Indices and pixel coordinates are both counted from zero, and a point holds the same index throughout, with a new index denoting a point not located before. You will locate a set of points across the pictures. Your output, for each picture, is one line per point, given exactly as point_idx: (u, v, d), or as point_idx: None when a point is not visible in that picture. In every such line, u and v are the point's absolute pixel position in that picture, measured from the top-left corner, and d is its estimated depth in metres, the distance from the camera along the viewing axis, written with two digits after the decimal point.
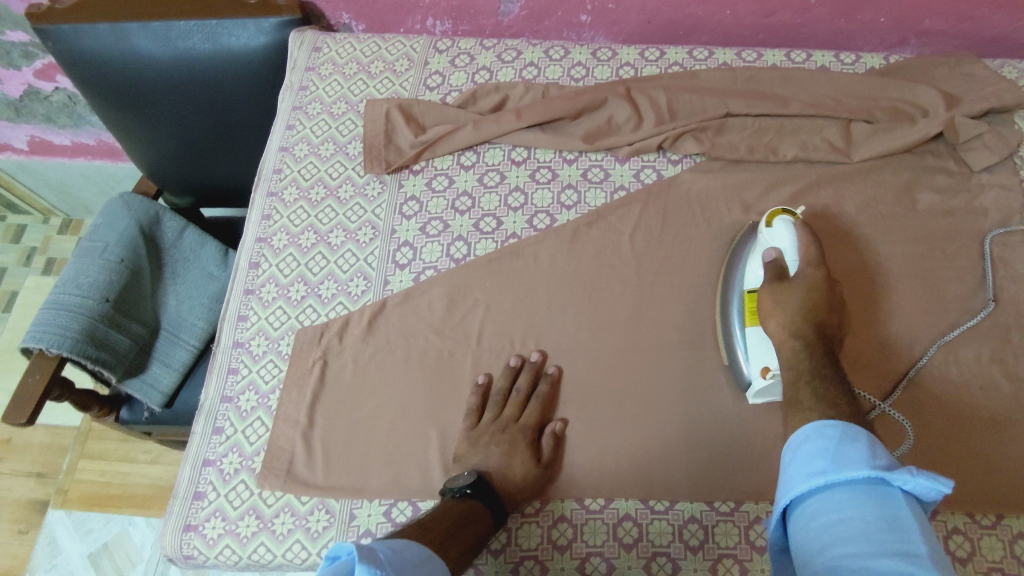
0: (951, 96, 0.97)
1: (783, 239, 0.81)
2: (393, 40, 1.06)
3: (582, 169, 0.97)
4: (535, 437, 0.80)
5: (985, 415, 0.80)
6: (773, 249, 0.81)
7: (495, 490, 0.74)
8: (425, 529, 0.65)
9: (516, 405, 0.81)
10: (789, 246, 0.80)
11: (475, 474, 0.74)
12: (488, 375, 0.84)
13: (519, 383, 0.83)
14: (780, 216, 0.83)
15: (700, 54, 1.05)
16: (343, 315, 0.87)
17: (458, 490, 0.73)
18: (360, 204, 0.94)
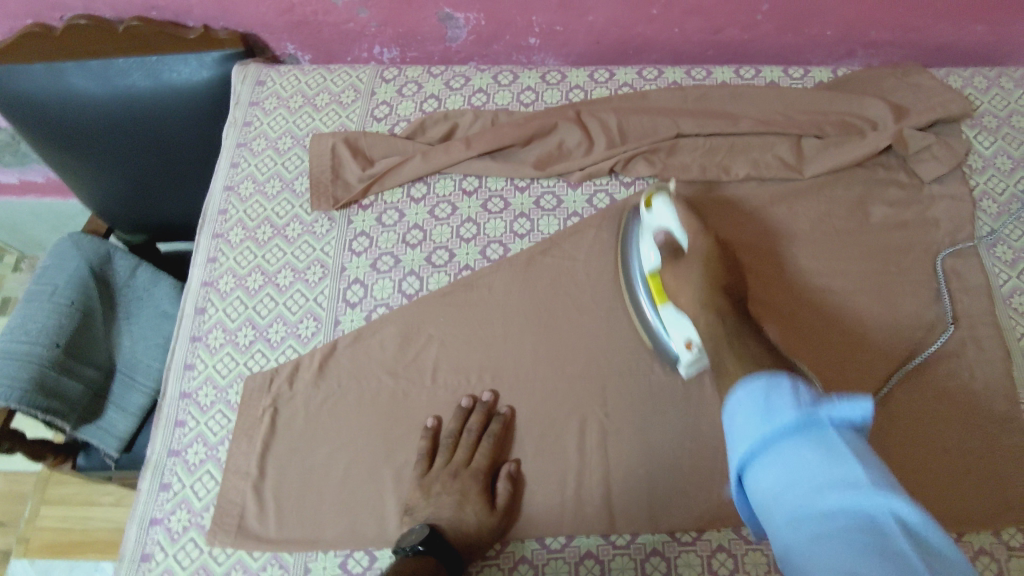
0: (899, 108, 0.97)
1: (665, 217, 0.81)
2: (338, 71, 1.04)
3: (534, 197, 0.95)
4: (489, 481, 0.77)
5: (944, 433, 0.80)
6: (660, 230, 0.82)
7: (450, 542, 0.72)
8: None
9: (467, 446, 0.79)
10: (673, 224, 0.80)
11: (428, 528, 0.72)
12: (436, 418, 0.81)
13: (469, 423, 0.80)
14: (657, 195, 0.83)
15: (650, 74, 1.04)
16: (293, 359, 0.85)
17: (411, 548, 0.70)
18: (309, 242, 0.92)
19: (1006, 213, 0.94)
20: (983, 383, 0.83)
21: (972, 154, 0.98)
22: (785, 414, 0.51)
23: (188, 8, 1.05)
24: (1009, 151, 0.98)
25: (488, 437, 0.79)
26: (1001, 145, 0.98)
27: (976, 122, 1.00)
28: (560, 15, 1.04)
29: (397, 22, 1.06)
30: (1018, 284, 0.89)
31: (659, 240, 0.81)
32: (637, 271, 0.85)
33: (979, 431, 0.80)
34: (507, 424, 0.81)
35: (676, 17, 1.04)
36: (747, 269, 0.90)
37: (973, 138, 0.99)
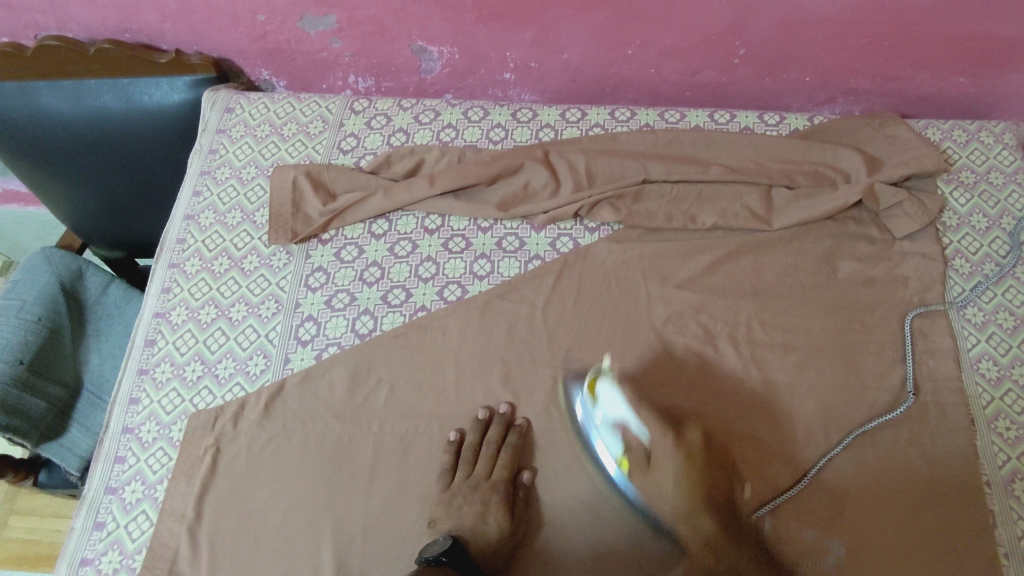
0: (873, 161, 0.95)
1: (617, 407, 0.79)
2: (308, 101, 1.03)
3: (496, 238, 0.94)
4: (509, 491, 0.78)
5: (901, 502, 0.77)
6: (617, 421, 0.78)
7: (470, 553, 0.72)
8: None
9: (488, 460, 0.79)
10: (628, 413, 0.78)
11: (451, 540, 0.71)
12: (459, 431, 0.82)
13: (488, 435, 0.81)
14: (599, 384, 0.80)
15: (623, 115, 1.03)
16: (239, 397, 0.83)
17: (433, 558, 0.69)
18: (265, 275, 0.91)
19: (979, 273, 0.91)
20: (945, 451, 0.80)
21: (947, 211, 0.96)
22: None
23: (161, 32, 1.04)
24: (985, 209, 0.95)
25: (507, 447, 0.80)
26: (977, 202, 0.96)
27: (952, 178, 0.98)
28: (534, 52, 1.03)
29: (370, 53, 1.06)
30: (987, 348, 0.87)
31: (620, 430, 0.78)
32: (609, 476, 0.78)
33: (937, 502, 0.77)
34: (524, 434, 0.82)
35: (651, 58, 1.03)
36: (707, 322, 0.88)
37: (948, 194, 0.97)
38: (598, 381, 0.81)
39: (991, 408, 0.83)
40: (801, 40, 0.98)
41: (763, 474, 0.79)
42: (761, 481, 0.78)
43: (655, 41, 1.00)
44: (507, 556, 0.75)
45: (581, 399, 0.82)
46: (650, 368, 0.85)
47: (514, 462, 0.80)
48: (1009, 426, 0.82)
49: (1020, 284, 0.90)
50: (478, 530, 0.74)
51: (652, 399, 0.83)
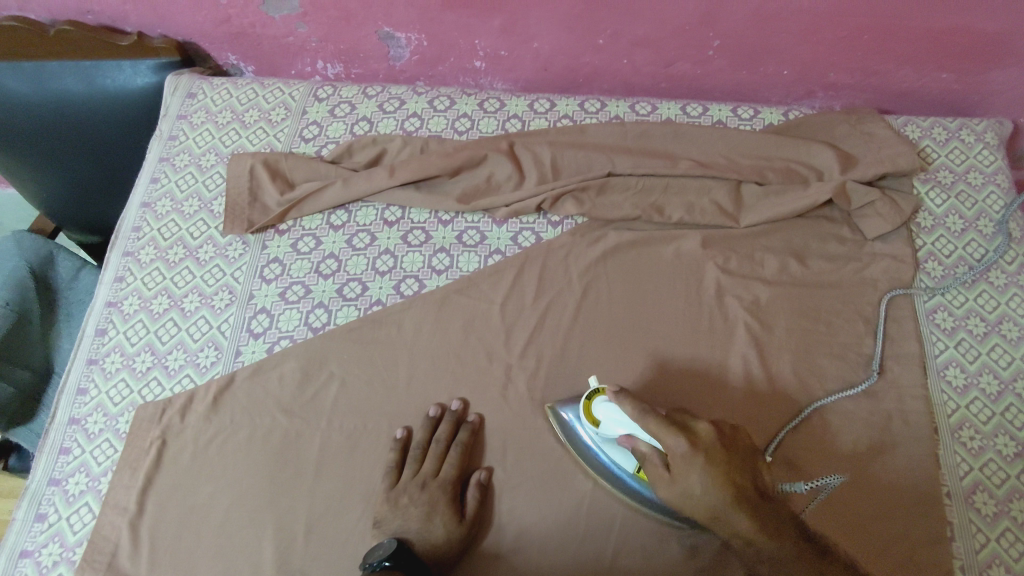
0: (847, 158, 0.92)
1: (619, 424, 0.73)
2: (271, 87, 1.01)
3: (457, 231, 0.92)
4: (458, 491, 0.77)
5: (861, 509, 0.75)
6: (619, 440, 0.73)
7: (416, 556, 0.70)
8: None
9: (435, 458, 0.78)
10: (629, 425, 0.72)
11: (396, 543, 0.70)
12: (406, 428, 0.80)
13: (438, 432, 0.79)
14: (596, 407, 0.75)
15: (592, 107, 1.00)
16: (188, 390, 0.82)
17: (377, 564, 0.68)
18: (220, 266, 0.89)
19: (952, 276, 0.89)
20: (905, 460, 0.78)
21: (921, 212, 0.93)
22: None
23: (124, 14, 1.02)
24: (962, 210, 0.93)
25: (456, 446, 0.78)
26: (953, 203, 0.93)
27: (929, 177, 0.95)
28: (503, 40, 1.00)
29: (337, 39, 1.03)
30: (956, 354, 0.84)
31: (627, 448, 0.72)
32: (624, 482, 0.75)
33: (893, 512, 0.75)
34: (475, 431, 0.80)
35: (624, 48, 1.00)
36: (666, 318, 0.86)
37: (924, 194, 0.94)
38: (595, 403, 0.75)
39: (955, 416, 0.81)
40: (776, 32, 0.95)
41: None
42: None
43: (627, 30, 0.97)
44: (457, 556, 0.74)
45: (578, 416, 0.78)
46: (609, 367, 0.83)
47: (464, 461, 0.78)
48: (973, 435, 0.80)
49: (993, 290, 0.88)
50: (421, 534, 0.73)
51: None
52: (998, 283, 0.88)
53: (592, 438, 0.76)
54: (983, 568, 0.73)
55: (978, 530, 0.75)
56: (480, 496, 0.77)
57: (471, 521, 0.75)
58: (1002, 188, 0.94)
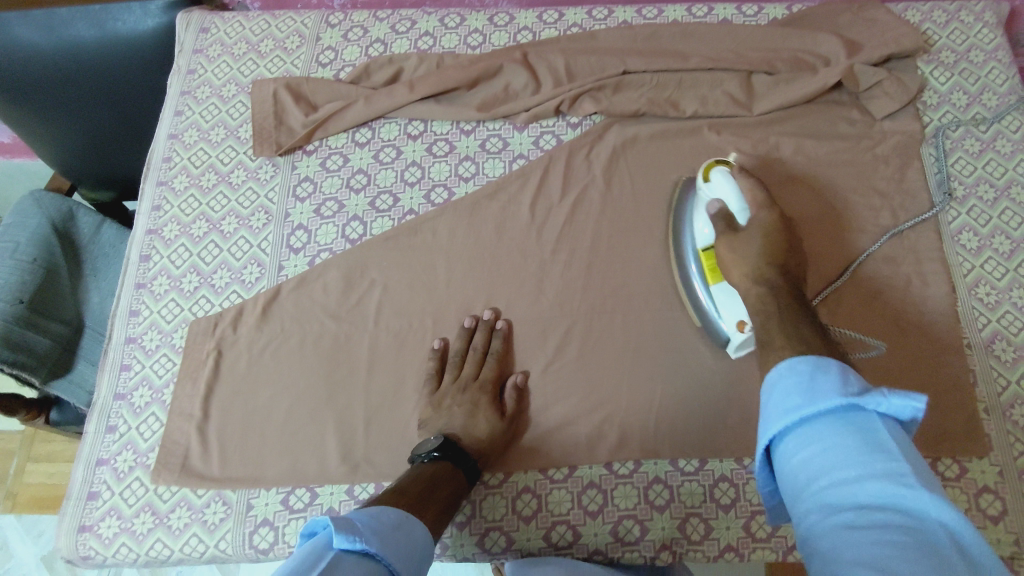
0: (852, 44, 0.95)
1: (724, 190, 0.79)
2: (282, 17, 1.03)
3: (480, 140, 0.95)
4: (497, 392, 0.81)
5: (893, 365, 0.80)
6: (716, 201, 0.80)
7: (464, 448, 0.75)
8: (401, 495, 0.65)
9: (475, 362, 0.82)
10: (732, 194, 0.78)
11: (442, 437, 0.74)
12: (443, 340, 0.84)
13: (475, 341, 0.83)
14: (716, 168, 0.81)
15: (600, 14, 1.02)
16: (237, 304, 0.86)
17: (427, 455, 0.73)
18: (253, 188, 0.92)
19: (961, 148, 0.92)
20: (926, 318, 0.83)
21: (927, 91, 0.96)
22: (830, 393, 0.52)
23: None
24: (966, 86, 0.96)
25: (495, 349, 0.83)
26: (958, 81, 0.96)
27: (932, 58, 0.98)
28: None
29: None
30: (968, 220, 0.88)
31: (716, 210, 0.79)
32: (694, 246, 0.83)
33: (925, 365, 0.80)
34: (508, 336, 0.84)
35: None
36: None
37: (928, 74, 0.97)
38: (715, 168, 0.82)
39: (972, 275, 0.85)
40: None
41: None
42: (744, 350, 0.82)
43: None
44: (499, 451, 0.78)
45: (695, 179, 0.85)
46: (636, 255, 0.87)
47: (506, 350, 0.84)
48: (989, 290, 0.84)
49: (1002, 157, 0.91)
50: (467, 428, 0.76)
51: (638, 286, 0.86)
52: (1006, 150, 0.91)
53: (695, 211, 0.83)
54: (1006, 408, 0.78)
55: (998, 375, 0.80)
56: (517, 396, 0.81)
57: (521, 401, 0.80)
58: (1003, 64, 0.97)
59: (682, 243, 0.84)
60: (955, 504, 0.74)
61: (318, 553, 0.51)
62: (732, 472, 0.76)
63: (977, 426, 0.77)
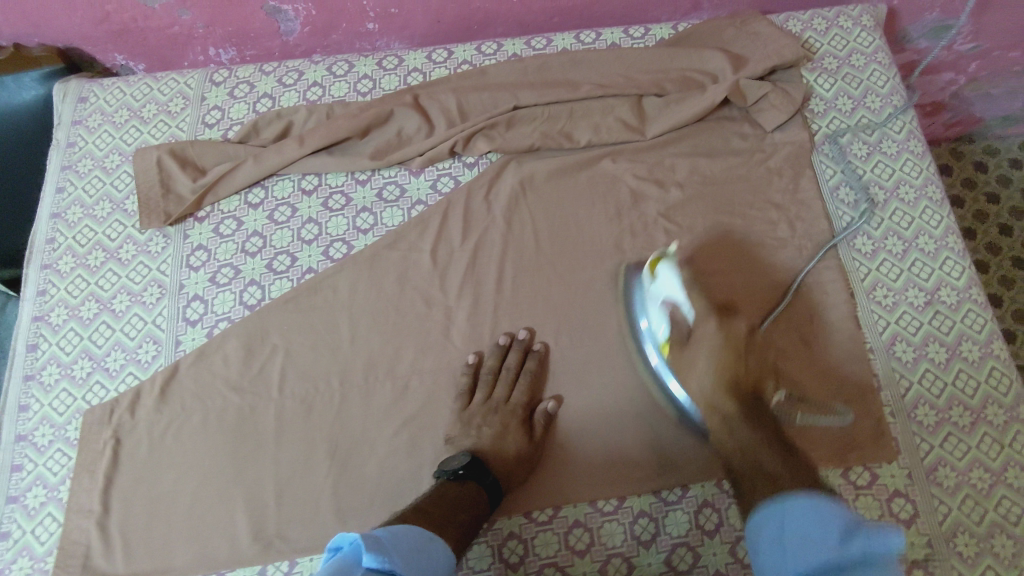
0: (738, 58, 0.96)
1: (671, 288, 0.78)
2: (164, 79, 0.99)
3: (376, 188, 0.93)
4: (526, 413, 0.81)
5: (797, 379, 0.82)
6: (666, 300, 0.78)
7: (488, 466, 0.75)
8: (424, 515, 0.66)
9: (507, 383, 0.82)
10: (676, 290, 0.77)
11: (469, 455, 0.75)
12: (478, 355, 0.84)
13: (509, 360, 0.83)
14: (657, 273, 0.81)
15: (489, 49, 1.01)
16: (134, 387, 0.82)
17: (453, 473, 0.73)
18: (144, 262, 0.89)
19: (849, 153, 0.94)
20: (828, 327, 0.85)
21: (813, 99, 0.98)
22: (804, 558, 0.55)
23: None
24: (850, 91, 0.98)
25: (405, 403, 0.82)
26: (842, 86, 0.98)
27: (816, 66, 0.99)
28: None
29: (224, 21, 1.01)
30: (862, 224, 0.90)
31: (669, 310, 0.78)
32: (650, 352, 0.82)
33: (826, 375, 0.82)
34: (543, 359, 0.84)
35: None
36: (593, 237, 0.90)
37: (813, 82, 0.98)
38: (660, 262, 0.81)
39: (869, 279, 0.87)
40: None
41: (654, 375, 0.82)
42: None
43: None
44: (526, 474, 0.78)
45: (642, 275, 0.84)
46: (543, 292, 0.87)
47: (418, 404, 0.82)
48: (886, 293, 0.86)
49: (887, 158, 0.93)
50: None
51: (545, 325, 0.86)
52: (891, 152, 0.94)
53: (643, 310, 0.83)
54: (909, 409, 0.81)
55: (899, 376, 0.82)
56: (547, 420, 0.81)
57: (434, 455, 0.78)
58: (884, 65, 0.99)
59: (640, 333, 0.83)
60: (867, 513, 0.77)
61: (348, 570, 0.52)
62: (651, 505, 0.77)
63: (881, 429, 0.79)
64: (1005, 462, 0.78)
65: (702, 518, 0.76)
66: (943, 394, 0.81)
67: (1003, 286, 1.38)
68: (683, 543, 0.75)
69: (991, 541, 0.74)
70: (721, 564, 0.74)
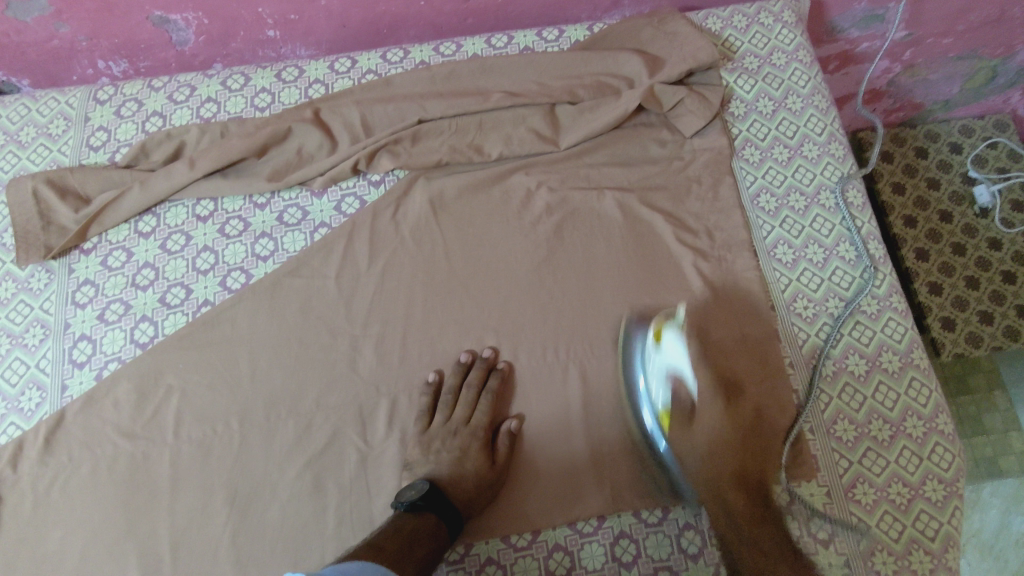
0: (654, 61, 0.92)
1: (678, 357, 0.79)
2: (44, 98, 0.93)
3: (276, 212, 0.88)
4: (489, 437, 0.78)
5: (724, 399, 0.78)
6: (671, 373, 0.79)
7: (447, 495, 0.72)
8: (378, 551, 0.62)
9: (467, 403, 0.78)
10: (686, 363, 0.79)
11: (427, 483, 0.71)
12: (438, 372, 0.80)
13: (469, 378, 0.79)
14: (666, 330, 0.79)
15: (396, 56, 0.96)
16: (16, 438, 0.77)
17: (408, 503, 0.69)
18: (25, 301, 0.83)
19: (769, 158, 0.91)
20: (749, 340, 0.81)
21: (733, 101, 0.94)
22: None
23: None
24: (770, 92, 0.94)
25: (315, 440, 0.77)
26: (762, 87, 0.95)
27: (736, 66, 0.96)
28: (287, 3, 0.93)
29: (108, 33, 0.94)
30: (781, 232, 0.87)
31: (674, 384, 0.79)
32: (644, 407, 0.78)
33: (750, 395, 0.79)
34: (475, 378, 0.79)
35: None
36: (507, 255, 0.86)
37: (733, 83, 0.95)
38: (665, 329, 0.80)
39: (789, 291, 0.85)
40: None
41: (569, 402, 0.79)
42: (604, 412, 0.78)
43: None
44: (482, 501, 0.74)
45: (642, 340, 0.80)
46: (454, 317, 0.83)
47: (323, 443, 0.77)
48: (807, 304, 0.84)
49: (808, 163, 0.91)
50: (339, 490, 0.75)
51: (457, 351, 0.82)
52: (812, 156, 0.91)
53: (648, 392, 0.79)
54: (829, 425, 0.78)
55: (820, 392, 0.80)
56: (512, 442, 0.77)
57: (341, 497, 0.75)
58: (805, 64, 0.96)
59: (637, 398, 0.79)
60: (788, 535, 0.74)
61: None
62: (566, 538, 0.75)
63: (803, 449, 0.77)
64: (923, 475, 0.76)
65: (618, 549, 0.74)
66: (863, 407, 0.79)
67: (943, 274, 1.29)
68: None
69: (910, 559, 0.73)
70: None
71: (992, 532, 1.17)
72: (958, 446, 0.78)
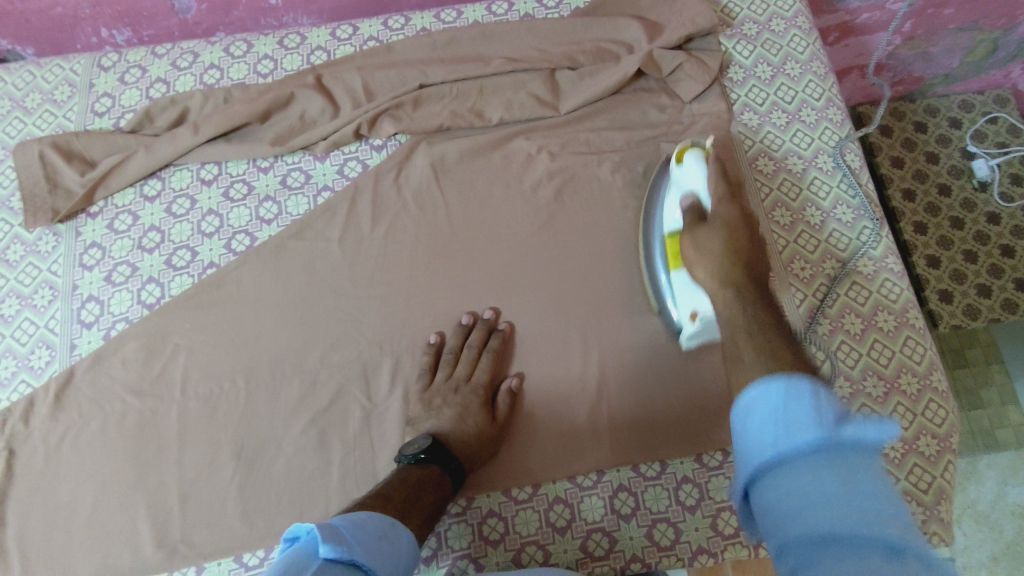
0: (653, 27, 0.92)
1: (695, 179, 0.75)
2: (48, 65, 0.93)
3: (279, 176, 0.89)
4: (490, 395, 0.78)
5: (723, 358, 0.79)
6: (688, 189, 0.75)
7: (449, 450, 0.73)
8: (385, 500, 0.63)
9: (468, 362, 0.79)
10: (700, 184, 0.74)
11: (429, 438, 0.72)
12: (440, 334, 0.81)
13: (470, 339, 0.80)
14: (689, 151, 0.77)
15: (397, 23, 0.97)
16: (27, 395, 0.79)
17: (412, 457, 0.70)
18: (34, 263, 0.85)
19: (767, 123, 0.92)
20: None
21: (732, 67, 0.95)
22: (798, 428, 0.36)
23: None
24: (769, 58, 0.95)
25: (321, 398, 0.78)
26: (760, 53, 0.95)
27: (735, 32, 0.97)
28: None
29: (111, 1, 0.95)
30: (779, 196, 0.88)
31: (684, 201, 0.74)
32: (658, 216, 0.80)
33: None
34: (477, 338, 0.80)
35: None
36: (508, 218, 0.87)
37: (732, 49, 0.96)
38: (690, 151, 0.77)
39: (787, 253, 0.86)
40: None
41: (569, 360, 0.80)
42: (604, 370, 0.79)
43: None
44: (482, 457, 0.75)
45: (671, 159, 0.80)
46: (456, 278, 0.84)
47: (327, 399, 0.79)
48: (804, 266, 0.85)
49: (806, 127, 0.91)
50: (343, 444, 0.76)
51: (459, 311, 0.83)
52: (810, 120, 0.92)
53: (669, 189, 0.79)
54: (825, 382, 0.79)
55: (816, 351, 0.81)
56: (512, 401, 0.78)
57: (346, 452, 0.76)
58: (804, 30, 0.96)
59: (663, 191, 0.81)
60: None
61: (305, 562, 0.47)
62: (566, 491, 0.76)
63: None
64: (917, 430, 0.77)
65: (617, 502, 0.75)
66: (858, 364, 0.80)
67: (942, 247, 1.30)
68: (599, 528, 0.74)
69: None
70: (639, 549, 0.73)
71: (988, 501, 1.19)
72: (952, 402, 0.79)
